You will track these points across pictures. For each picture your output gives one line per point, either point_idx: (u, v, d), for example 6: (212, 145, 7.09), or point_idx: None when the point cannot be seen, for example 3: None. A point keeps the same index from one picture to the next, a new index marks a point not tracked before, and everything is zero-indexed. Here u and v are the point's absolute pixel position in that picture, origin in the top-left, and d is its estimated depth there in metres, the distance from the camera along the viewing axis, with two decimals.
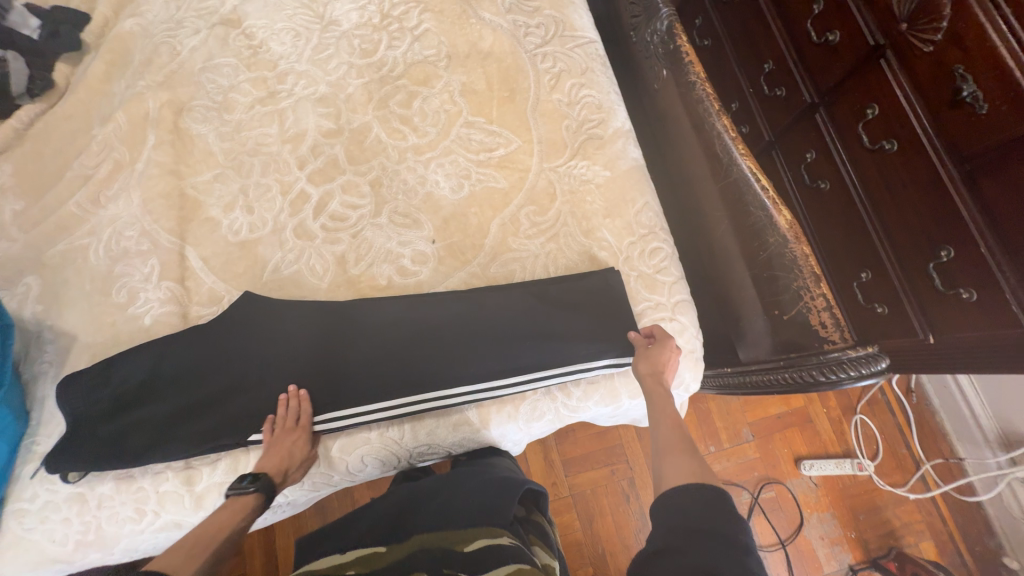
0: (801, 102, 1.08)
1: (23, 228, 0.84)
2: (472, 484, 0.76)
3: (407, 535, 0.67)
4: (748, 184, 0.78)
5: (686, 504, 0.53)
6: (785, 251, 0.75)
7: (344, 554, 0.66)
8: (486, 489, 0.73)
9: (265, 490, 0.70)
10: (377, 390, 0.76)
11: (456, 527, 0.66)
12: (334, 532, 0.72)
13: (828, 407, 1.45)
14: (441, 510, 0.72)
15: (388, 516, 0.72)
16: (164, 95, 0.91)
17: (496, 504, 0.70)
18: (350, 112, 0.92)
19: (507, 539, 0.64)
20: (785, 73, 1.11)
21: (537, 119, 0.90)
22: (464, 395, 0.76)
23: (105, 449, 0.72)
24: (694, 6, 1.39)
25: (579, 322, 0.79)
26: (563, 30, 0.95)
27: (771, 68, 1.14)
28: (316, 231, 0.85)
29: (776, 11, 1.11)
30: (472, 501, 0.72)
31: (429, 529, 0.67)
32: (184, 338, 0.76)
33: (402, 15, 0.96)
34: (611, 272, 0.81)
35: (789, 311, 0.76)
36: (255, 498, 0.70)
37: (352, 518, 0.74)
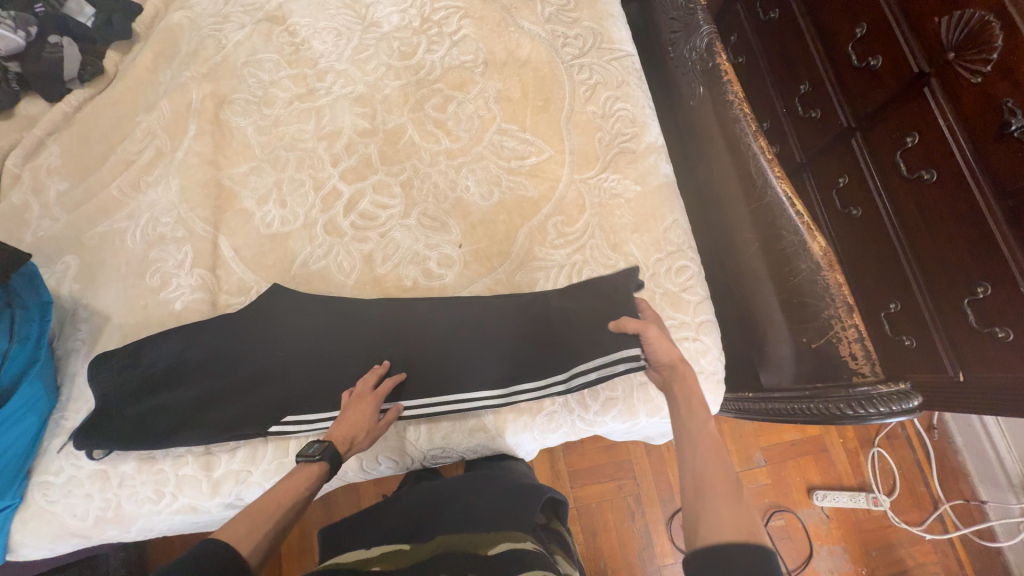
0: (837, 126, 1.06)
1: (66, 208, 0.87)
2: (493, 491, 0.79)
3: (430, 536, 0.69)
4: (782, 208, 0.77)
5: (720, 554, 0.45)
6: (817, 278, 0.73)
7: (368, 550, 0.67)
8: (506, 498, 0.77)
9: (329, 457, 0.66)
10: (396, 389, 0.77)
11: (480, 532, 0.69)
12: (358, 526, 0.75)
13: (845, 437, 1.41)
14: (463, 514, 0.74)
15: (411, 517, 0.74)
16: (207, 87, 0.93)
17: (515, 514, 0.73)
18: (386, 113, 0.93)
19: (530, 543, 0.66)
20: (822, 96, 1.09)
21: (570, 130, 0.90)
22: (481, 401, 0.76)
23: (133, 428, 0.74)
24: (731, 22, 1.37)
25: (589, 332, 0.77)
26: (601, 42, 0.95)
27: (806, 89, 1.12)
28: (346, 229, 0.86)
29: (816, 33, 1.10)
30: (492, 508, 0.74)
31: (450, 530, 0.70)
32: (212, 326, 0.78)
33: (442, 20, 0.97)
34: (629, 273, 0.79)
35: (818, 340, 0.75)
36: (319, 467, 0.66)
37: (377, 511, 0.77)
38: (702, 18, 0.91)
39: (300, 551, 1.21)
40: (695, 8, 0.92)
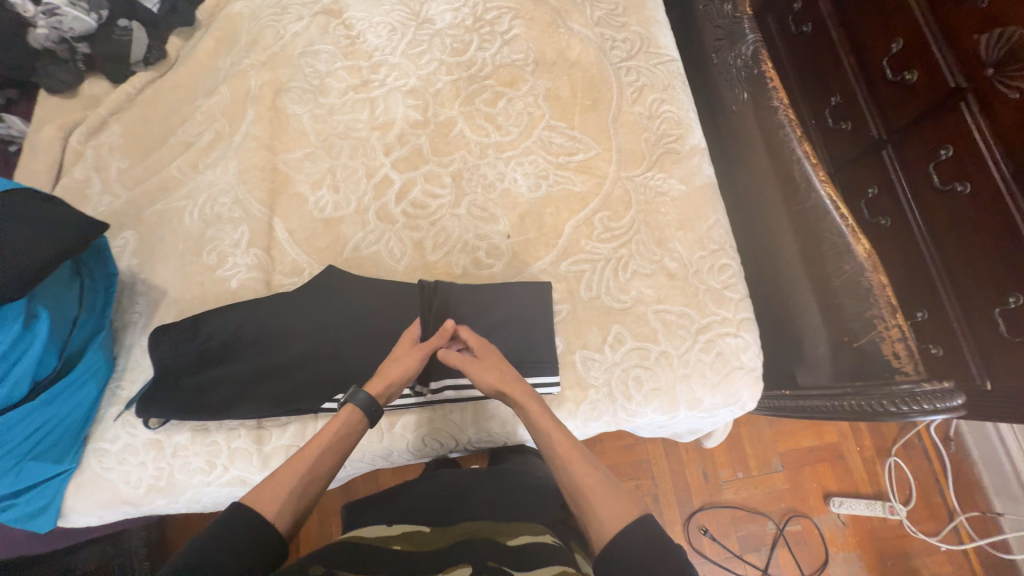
0: (869, 137, 1.09)
1: (126, 185, 0.90)
2: (514, 485, 0.80)
3: (451, 521, 0.71)
4: (827, 212, 0.80)
5: (625, 550, 0.55)
6: (860, 279, 0.76)
7: (390, 527, 0.68)
8: (527, 490, 0.79)
9: (360, 403, 0.68)
10: (436, 371, 0.79)
11: (499, 521, 0.71)
12: (384, 503, 0.78)
13: (862, 445, 1.43)
14: (483, 505, 0.76)
15: (433, 500, 0.77)
16: (266, 75, 0.96)
17: (535, 506, 0.76)
18: (437, 106, 0.96)
19: (551, 538, 0.65)
20: (854, 109, 1.12)
21: (617, 129, 0.92)
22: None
23: (188, 400, 0.75)
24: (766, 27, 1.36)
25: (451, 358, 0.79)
26: (647, 47, 0.98)
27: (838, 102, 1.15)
28: (398, 216, 0.89)
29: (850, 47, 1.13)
30: (514, 499, 0.77)
31: (470, 518, 0.72)
32: (267, 304, 0.80)
33: (494, 20, 1.00)
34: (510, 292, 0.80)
35: (860, 339, 0.77)
36: (350, 411, 0.68)
37: (402, 489, 0.80)
38: (748, 27, 0.93)
39: (320, 537, 1.22)
40: (740, 16, 0.95)
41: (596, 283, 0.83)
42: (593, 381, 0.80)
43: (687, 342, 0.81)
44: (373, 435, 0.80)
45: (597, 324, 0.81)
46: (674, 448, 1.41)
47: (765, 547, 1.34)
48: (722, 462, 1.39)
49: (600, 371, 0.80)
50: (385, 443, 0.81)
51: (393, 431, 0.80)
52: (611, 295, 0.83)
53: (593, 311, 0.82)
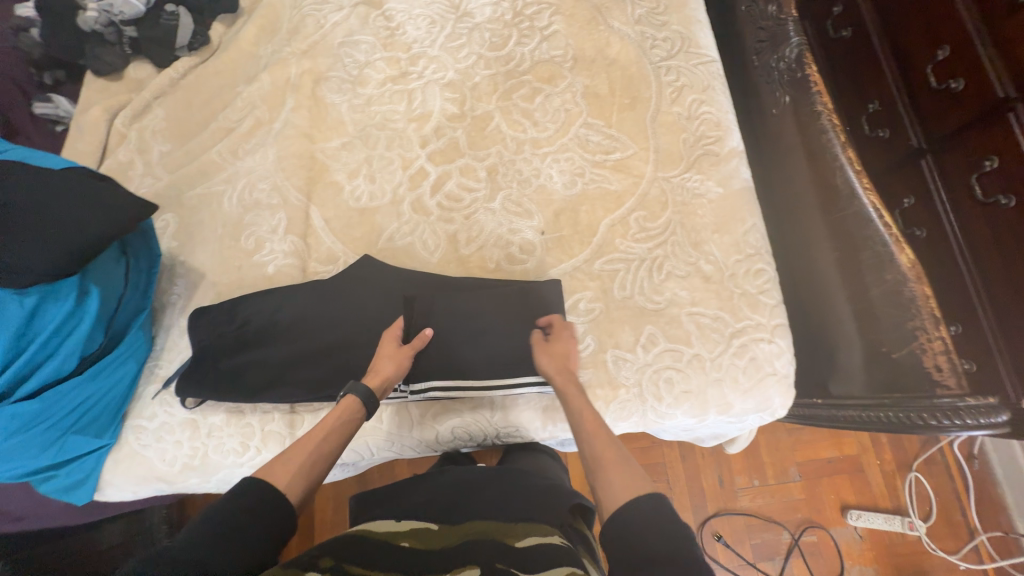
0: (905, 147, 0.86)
1: (167, 168, 0.92)
2: (524, 486, 0.76)
3: (459, 520, 0.69)
4: (869, 220, 0.79)
5: (630, 519, 0.53)
6: (903, 289, 0.75)
7: (398, 522, 0.66)
8: (537, 493, 0.75)
9: (359, 394, 0.69)
10: (468, 364, 0.78)
11: (507, 520, 0.67)
12: (395, 497, 0.77)
13: (882, 459, 1.40)
14: (492, 504, 0.73)
15: (440, 500, 0.74)
16: (306, 63, 0.97)
17: (544, 508, 0.72)
18: (475, 100, 0.96)
19: (559, 539, 0.63)
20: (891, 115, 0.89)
21: (655, 129, 0.92)
22: (514, 385, 0.77)
23: (227, 382, 0.76)
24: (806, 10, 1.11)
25: (488, 351, 0.79)
26: (688, 46, 0.97)
27: (875, 108, 0.91)
28: (432, 208, 0.89)
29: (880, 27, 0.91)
30: (522, 500, 0.73)
31: (477, 516, 0.68)
32: (303, 290, 0.81)
33: (534, 15, 1.00)
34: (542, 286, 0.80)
35: (898, 351, 0.75)
36: (353, 399, 0.69)
37: (408, 488, 0.78)
38: (792, 30, 0.93)
39: (334, 524, 1.23)
40: (784, 19, 0.95)
41: (630, 283, 0.83)
42: (624, 381, 0.79)
43: (720, 346, 0.80)
44: (403, 424, 0.81)
45: (630, 324, 0.81)
46: (691, 452, 1.40)
47: (779, 557, 1.33)
48: (739, 468, 1.38)
49: (632, 372, 0.79)
50: (415, 434, 0.81)
51: (424, 422, 0.81)
52: (645, 296, 0.82)
53: (626, 311, 0.82)
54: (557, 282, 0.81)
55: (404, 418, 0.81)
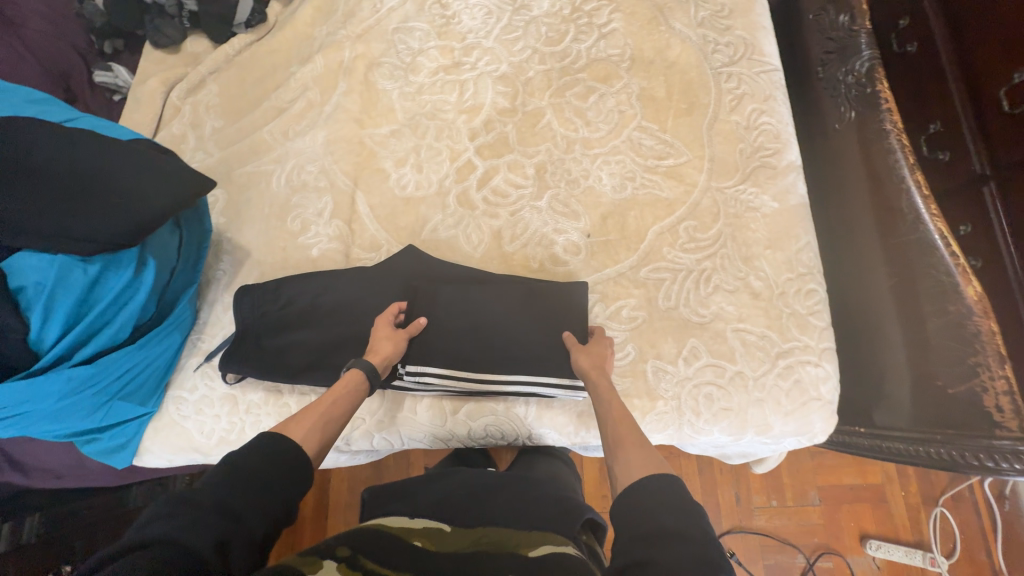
0: (967, 172, 0.74)
1: (218, 144, 0.92)
2: (535, 498, 0.72)
3: (468, 523, 0.65)
4: (934, 248, 0.75)
5: (641, 496, 0.51)
6: (966, 322, 0.71)
7: (411, 521, 0.64)
8: (549, 507, 0.71)
9: (363, 369, 0.70)
10: (494, 361, 0.77)
11: (524, 526, 0.64)
12: (406, 496, 0.74)
13: (907, 491, 1.35)
14: (503, 512, 0.69)
15: (451, 501, 0.71)
16: (360, 48, 0.96)
17: (556, 520, 0.67)
18: (527, 95, 0.94)
19: (573, 551, 0.59)
20: (955, 135, 0.76)
21: (712, 137, 0.89)
22: (535, 385, 0.76)
23: (270, 360, 0.77)
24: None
25: (518, 350, 0.78)
26: (751, 53, 0.93)
27: (936, 128, 0.79)
28: (478, 202, 0.88)
29: (951, 34, 0.77)
30: (535, 512, 0.69)
31: (491, 520, 0.65)
32: (347, 276, 0.81)
33: (593, 12, 0.98)
34: (576, 287, 0.80)
35: (955, 387, 0.73)
36: (353, 374, 0.70)
37: (422, 488, 0.75)
38: (865, 43, 0.89)
39: (347, 507, 1.23)
40: (857, 30, 0.90)
41: (675, 294, 0.81)
42: (663, 393, 0.78)
43: (765, 365, 0.78)
44: (437, 418, 0.80)
45: (674, 335, 0.79)
46: (709, 466, 1.38)
47: None
48: (757, 487, 1.35)
49: (671, 384, 0.78)
50: (448, 426, 0.81)
51: (457, 416, 0.80)
52: (691, 308, 0.81)
53: (670, 322, 0.80)
54: (586, 286, 0.80)
55: (438, 410, 0.80)
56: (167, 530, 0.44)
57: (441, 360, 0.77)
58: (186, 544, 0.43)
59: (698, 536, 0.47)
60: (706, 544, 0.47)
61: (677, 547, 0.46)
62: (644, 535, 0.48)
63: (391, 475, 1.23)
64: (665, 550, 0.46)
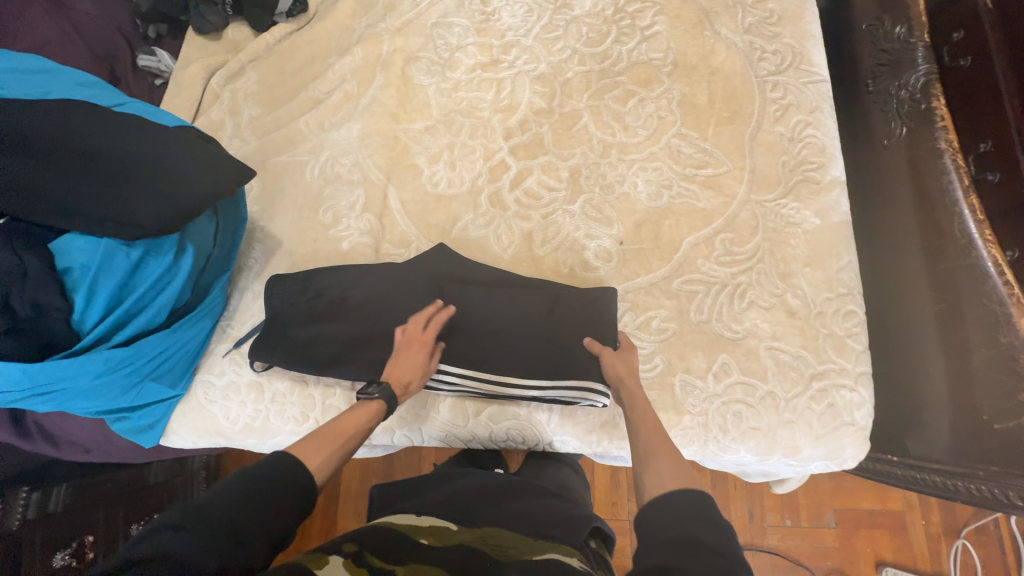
0: (1016, 193, 0.70)
1: (255, 133, 0.93)
2: (545, 504, 0.69)
3: (474, 522, 0.62)
4: (987, 276, 0.71)
5: (670, 506, 0.50)
6: (1016, 356, 0.68)
7: (419, 518, 0.62)
8: (555, 513, 0.66)
9: (385, 396, 0.67)
10: (518, 364, 0.76)
11: (531, 532, 0.61)
12: (417, 493, 0.73)
13: (929, 520, 1.27)
14: (509, 514, 0.65)
15: (457, 501, 0.68)
16: (398, 42, 0.96)
17: (564, 526, 0.63)
18: (565, 96, 0.93)
19: (578, 563, 0.55)
20: (1005, 152, 0.72)
21: (754, 148, 0.86)
22: (555, 391, 0.75)
23: (297, 350, 0.77)
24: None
25: (542, 355, 0.77)
26: (800, 62, 0.90)
27: (987, 148, 0.74)
28: (510, 203, 0.87)
29: (1008, 49, 0.73)
30: (541, 516, 0.65)
31: (499, 523, 0.62)
32: (376, 271, 0.81)
33: (636, 13, 0.95)
34: (607, 291, 0.78)
35: (1003, 422, 0.70)
36: (378, 406, 0.67)
37: (431, 487, 0.74)
38: (921, 56, 0.84)
39: (356, 497, 1.24)
40: (914, 44, 0.85)
41: (708, 307, 0.80)
42: (690, 408, 0.76)
43: (798, 387, 0.76)
44: (458, 418, 0.80)
45: (704, 350, 0.78)
46: (723, 480, 1.35)
47: None
48: (771, 506, 1.30)
49: (699, 400, 0.76)
50: (468, 427, 0.81)
51: (479, 417, 0.80)
52: (723, 323, 0.79)
53: (700, 335, 0.79)
54: (615, 292, 0.79)
55: (461, 410, 0.80)
56: (173, 547, 0.44)
57: (465, 360, 0.77)
58: (188, 567, 0.43)
59: (729, 555, 0.45)
60: (735, 563, 0.45)
61: (705, 560, 0.44)
62: (672, 545, 0.46)
63: (403, 469, 1.23)
64: (691, 562, 0.44)
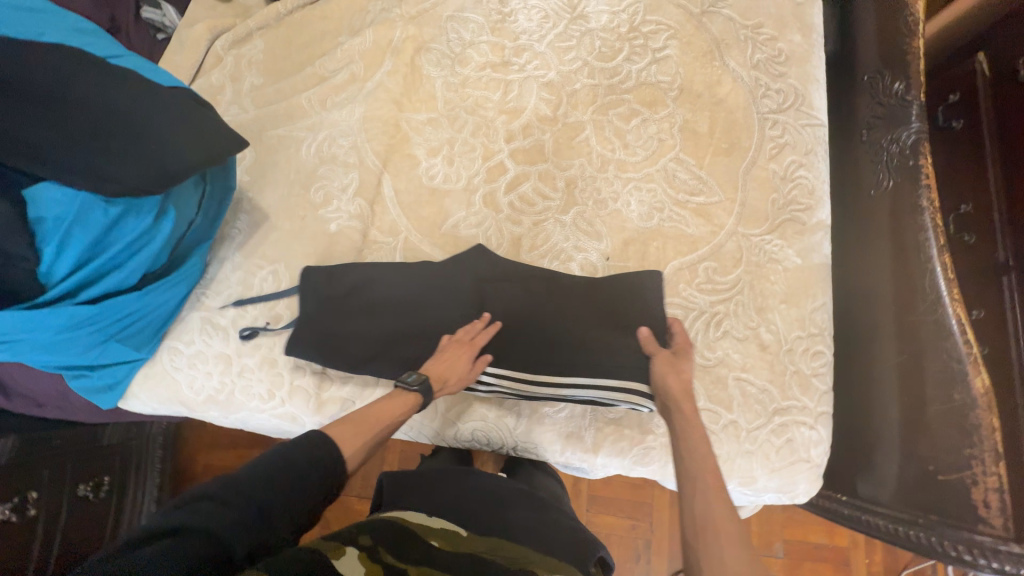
0: (988, 258, 0.76)
1: (254, 102, 0.92)
2: (548, 517, 0.71)
3: (484, 529, 0.65)
4: (949, 333, 0.74)
5: None
6: (968, 414, 0.71)
7: (429, 519, 0.65)
8: (559, 530, 0.69)
9: (418, 389, 0.70)
10: (561, 361, 0.77)
11: (539, 548, 0.63)
12: (425, 486, 0.74)
13: (871, 559, 1.31)
14: (517, 522, 0.68)
15: (463, 502, 0.71)
16: (411, 30, 0.95)
17: (569, 546, 0.66)
18: (570, 107, 0.93)
19: None
20: (982, 218, 0.78)
21: (747, 182, 0.88)
22: (595, 390, 0.75)
23: (341, 340, 0.77)
24: (880, 53, 0.92)
25: (582, 353, 0.77)
26: (801, 104, 0.92)
27: (967, 210, 0.80)
28: (503, 206, 0.88)
29: (996, 121, 0.79)
30: (547, 529, 0.68)
31: (508, 533, 0.65)
32: (413, 269, 0.80)
33: (650, 34, 0.96)
34: (651, 276, 0.79)
35: (948, 474, 0.73)
36: (414, 398, 0.71)
37: (436, 482, 0.75)
38: (915, 114, 0.85)
39: None
40: (909, 101, 0.86)
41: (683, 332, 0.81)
42: (655, 428, 0.78)
43: (760, 419, 0.78)
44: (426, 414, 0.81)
45: None
46: None
47: None
48: None
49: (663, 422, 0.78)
50: (437, 426, 0.81)
51: (446, 416, 0.81)
52: (697, 349, 0.80)
53: None
54: (659, 276, 0.79)
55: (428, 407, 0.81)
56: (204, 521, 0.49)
57: (507, 361, 0.78)
58: (219, 537, 0.49)
59: None
60: None
61: None
62: None
63: None
64: None
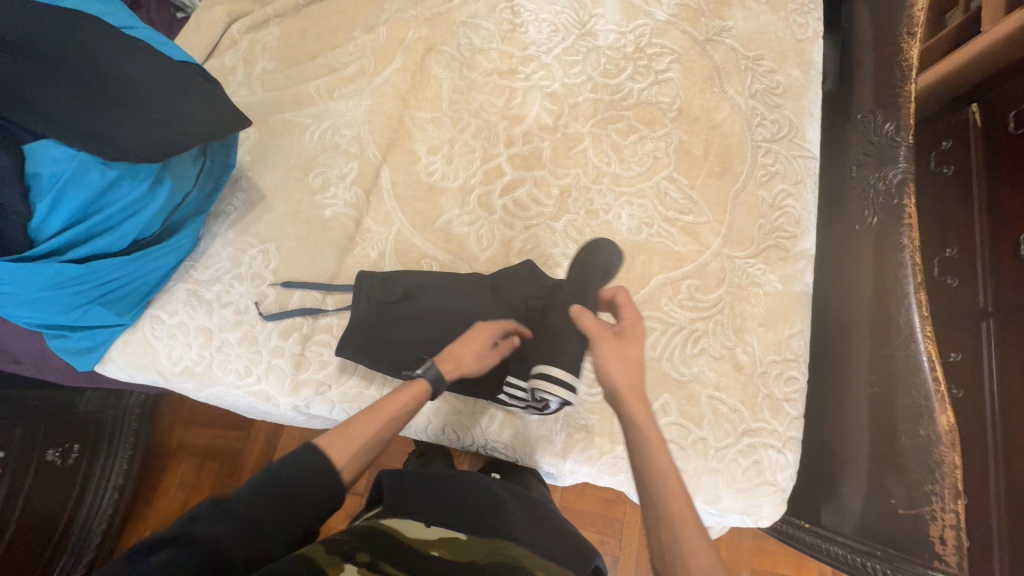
0: (970, 302, 0.78)
1: (264, 86, 0.94)
2: (549, 523, 0.69)
3: (487, 529, 0.64)
4: (920, 369, 0.75)
5: None
6: (933, 450, 0.72)
7: (429, 528, 0.62)
8: (558, 536, 0.67)
9: (429, 377, 0.67)
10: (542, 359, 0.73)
11: (537, 553, 0.62)
12: (425, 481, 0.71)
13: None
14: (522, 524, 0.67)
15: (464, 501, 0.69)
16: (424, 31, 0.98)
17: (569, 554, 0.65)
18: (571, 118, 0.96)
19: None
20: (965, 261, 0.80)
21: (736, 207, 0.90)
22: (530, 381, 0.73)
23: (406, 350, 0.78)
24: (874, 95, 0.96)
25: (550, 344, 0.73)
26: (794, 136, 0.94)
27: (952, 253, 0.82)
28: (497, 207, 0.89)
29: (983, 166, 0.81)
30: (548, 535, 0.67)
31: (513, 534, 0.64)
32: (468, 280, 0.82)
33: (654, 56, 0.98)
34: (601, 245, 0.77)
35: (908, 508, 0.74)
36: (424, 386, 0.67)
37: (434, 479, 0.72)
38: (902, 155, 0.87)
39: None
40: (898, 142, 0.89)
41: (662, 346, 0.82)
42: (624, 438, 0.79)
43: (729, 439, 0.79)
44: None
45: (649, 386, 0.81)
46: None
47: None
48: None
49: None
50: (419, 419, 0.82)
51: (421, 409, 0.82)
52: (673, 363, 0.82)
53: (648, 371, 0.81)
54: (611, 245, 0.76)
55: None
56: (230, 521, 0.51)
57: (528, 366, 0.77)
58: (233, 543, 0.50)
59: None
60: None
61: None
62: None
63: None
64: None
